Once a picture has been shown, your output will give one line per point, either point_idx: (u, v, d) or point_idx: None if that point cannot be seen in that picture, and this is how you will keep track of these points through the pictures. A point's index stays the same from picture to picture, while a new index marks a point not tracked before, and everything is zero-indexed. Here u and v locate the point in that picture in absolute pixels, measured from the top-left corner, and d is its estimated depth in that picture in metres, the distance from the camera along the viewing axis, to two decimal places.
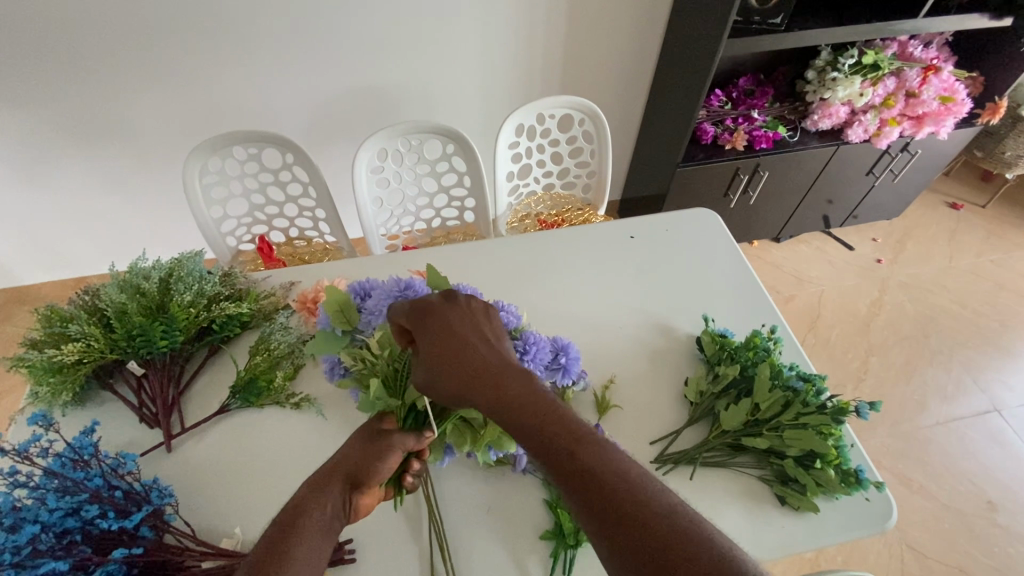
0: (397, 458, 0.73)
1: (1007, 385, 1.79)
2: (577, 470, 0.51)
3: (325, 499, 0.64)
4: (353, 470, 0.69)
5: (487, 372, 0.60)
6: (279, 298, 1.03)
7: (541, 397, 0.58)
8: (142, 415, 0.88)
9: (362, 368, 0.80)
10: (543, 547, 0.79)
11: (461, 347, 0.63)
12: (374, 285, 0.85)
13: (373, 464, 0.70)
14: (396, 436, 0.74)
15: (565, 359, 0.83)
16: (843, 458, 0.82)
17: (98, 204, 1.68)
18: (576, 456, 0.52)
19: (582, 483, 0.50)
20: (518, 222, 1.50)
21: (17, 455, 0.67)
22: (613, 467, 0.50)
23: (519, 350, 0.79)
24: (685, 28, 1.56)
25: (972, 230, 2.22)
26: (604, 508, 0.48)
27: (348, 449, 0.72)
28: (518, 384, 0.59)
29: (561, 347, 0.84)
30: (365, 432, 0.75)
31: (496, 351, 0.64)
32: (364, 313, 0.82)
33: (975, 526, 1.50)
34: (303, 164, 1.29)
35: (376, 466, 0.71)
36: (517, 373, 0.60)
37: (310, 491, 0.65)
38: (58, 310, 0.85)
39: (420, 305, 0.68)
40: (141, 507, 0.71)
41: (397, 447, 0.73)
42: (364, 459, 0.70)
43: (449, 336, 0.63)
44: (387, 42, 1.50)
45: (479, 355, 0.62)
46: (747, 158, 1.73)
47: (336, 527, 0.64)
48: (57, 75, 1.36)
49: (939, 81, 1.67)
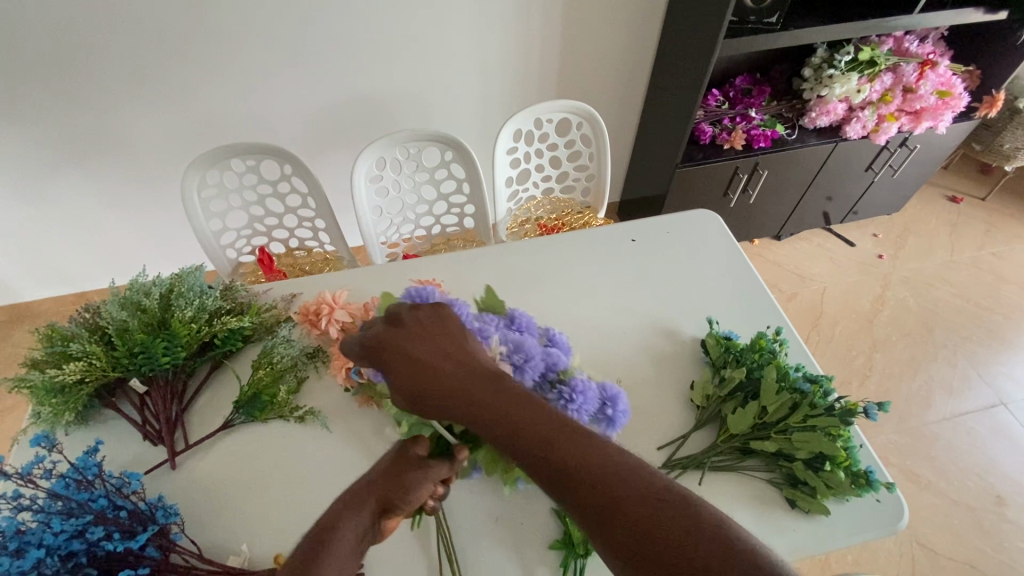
0: (429, 488, 0.68)
1: (1013, 378, 1.79)
2: (560, 473, 0.51)
3: (353, 522, 0.63)
4: (385, 494, 0.66)
5: (460, 387, 0.59)
6: (281, 310, 1.02)
7: (519, 400, 0.56)
8: (145, 432, 0.87)
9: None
10: (554, 558, 0.79)
11: (428, 366, 0.61)
12: (429, 295, 0.77)
13: (403, 492, 0.66)
14: (431, 467, 0.69)
15: (612, 412, 0.76)
16: (852, 459, 0.80)
17: (97, 219, 1.68)
18: (564, 463, 0.51)
19: (576, 493, 0.49)
20: (518, 228, 1.49)
21: (20, 478, 0.66)
22: (594, 466, 0.50)
23: (564, 397, 0.74)
24: (680, 29, 1.56)
25: (973, 223, 2.22)
26: (601, 515, 0.48)
27: (380, 471, 0.68)
28: (492, 394, 0.57)
29: (610, 397, 0.76)
30: (399, 453, 0.70)
31: (463, 360, 0.62)
32: None
33: (986, 522, 1.49)
34: (302, 175, 1.28)
35: (406, 496, 0.66)
36: (487, 383, 0.59)
37: (340, 509, 0.65)
38: (59, 329, 0.85)
39: (370, 338, 0.65)
40: (146, 526, 0.70)
41: (430, 477, 0.68)
42: (393, 487, 0.67)
43: (409, 363, 0.61)
44: (383, 50, 1.50)
45: (446, 372, 0.60)
46: (745, 157, 1.73)
47: (362, 549, 0.64)
48: (55, 91, 1.36)
49: (936, 77, 1.68)
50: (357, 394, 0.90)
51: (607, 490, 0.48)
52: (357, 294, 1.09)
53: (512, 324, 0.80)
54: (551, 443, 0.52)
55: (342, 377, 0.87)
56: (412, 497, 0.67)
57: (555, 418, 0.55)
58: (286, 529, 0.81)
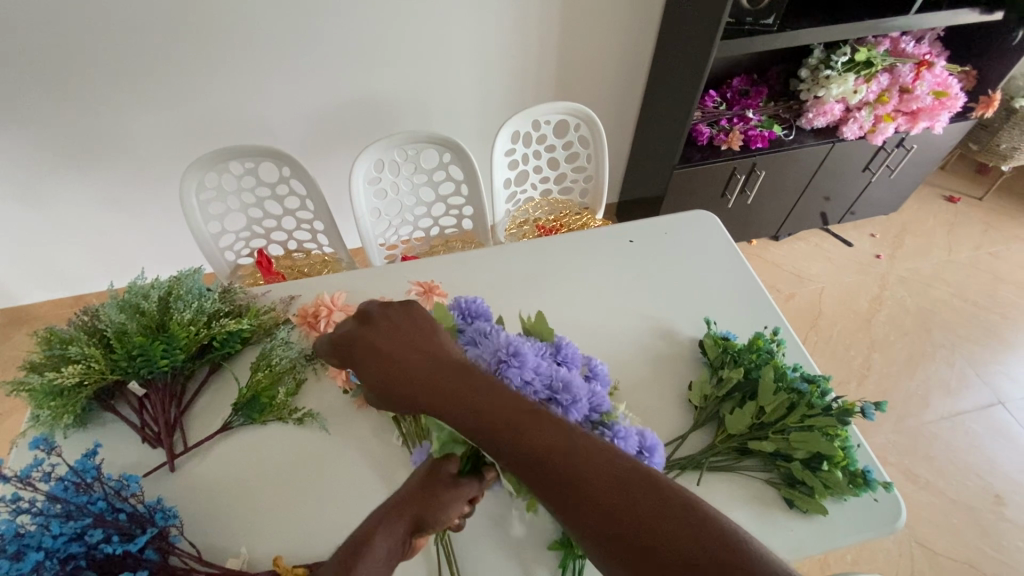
0: (461, 508, 0.69)
1: (1011, 377, 1.79)
2: (523, 458, 0.51)
3: (386, 542, 0.65)
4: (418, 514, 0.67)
5: (425, 376, 0.59)
6: (279, 313, 1.02)
7: (484, 386, 0.57)
8: (145, 435, 0.87)
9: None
10: (553, 559, 0.79)
11: (394, 359, 0.61)
12: (482, 312, 0.78)
13: (436, 514, 0.67)
14: (465, 488, 0.69)
15: (649, 462, 0.67)
16: (850, 459, 0.81)
17: (96, 222, 1.68)
18: (526, 442, 0.51)
19: (538, 473, 0.50)
20: (516, 228, 1.49)
21: (19, 481, 0.66)
22: (555, 448, 0.50)
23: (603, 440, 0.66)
24: (678, 30, 1.56)
25: (970, 223, 2.23)
26: (562, 493, 0.48)
27: (414, 489, 0.69)
28: (456, 381, 0.58)
29: (649, 445, 0.68)
30: (431, 470, 0.70)
31: (428, 351, 0.62)
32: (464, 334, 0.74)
33: (984, 521, 1.50)
34: (300, 177, 1.29)
35: (440, 518, 0.67)
36: (452, 373, 0.59)
37: (372, 525, 0.66)
38: (58, 332, 0.85)
39: (341, 336, 0.67)
40: (144, 529, 0.70)
41: (463, 495, 0.69)
42: (427, 506, 0.67)
43: (377, 358, 0.62)
44: (381, 53, 1.50)
45: (411, 362, 0.60)
46: (742, 158, 1.73)
47: (393, 565, 0.66)
48: (54, 94, 1.37)
49: (932, 77, 1.69)
50: (356, 396, 0.90)
51: (568, 467, 0.48)
52: (356, 296, 1.09)
53: (558, 354, 0.74)
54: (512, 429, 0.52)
55: (341, 380, 0.87)
56: (448, 517, 0.67)
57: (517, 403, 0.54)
58: (285, 531, 0.81)
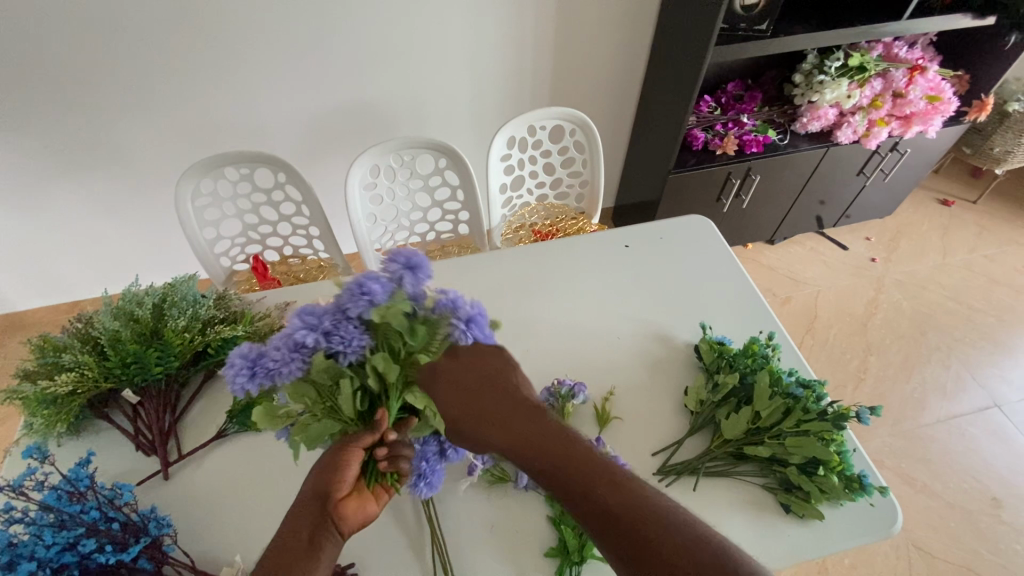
0: (356, 457, 0.66)
1: (1007, 380, 1.80)
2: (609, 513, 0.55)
3: (306, 529, 0.61)
4: (319, 486, 0.64)
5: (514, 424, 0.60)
6: (274, 320, 0.99)
7: (576, 450, 0.59)
8: (138, 443, 0.86)
9: (317, 409, 0.65)
10: (548, 566, 0.78)
11: (486, 400, 0.62)
12: (252, 352, 0.62)
13: (334, 475, 0.64)
14: (350, 438, 0.66)
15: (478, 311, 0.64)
16: (846, 464, 0.81)
17: (92, 228, 1.67)
18: (616, 509, 0.54)
19: (626, 533, 0.53)
20: (513, 233, 1.52)
21: (13, 490, 0.65)
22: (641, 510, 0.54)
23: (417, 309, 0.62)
24: (672, 36, 1.57)
25: (964, 226, 2.24)
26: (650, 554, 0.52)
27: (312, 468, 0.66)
28: (549, 432, 0.60)
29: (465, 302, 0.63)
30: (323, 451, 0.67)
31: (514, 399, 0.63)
32: (268, 378, 0.61)
33: (981, 523, 1.50)
34: (295, 183, 1.28)
35: (338, 476, 0.64)
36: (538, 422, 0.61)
37: (291, 520, 0.63)
38: (51, 340, 0.85)
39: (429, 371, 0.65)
40: (138, 538, 0.70)
41: (352, 447, 0.66)
42: (322, 474, 0.65)
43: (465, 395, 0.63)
44: (377, 59, 1.51)
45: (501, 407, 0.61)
46: (737, 162, 1.74)
47: (328, 547, 0.62)
48: (51, 103, 1.37)
49: (925, 82, 1.68)
50: None
51: (668, 551, 0.52)
52: None
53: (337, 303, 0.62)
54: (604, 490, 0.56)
55: None
56: (343, 473, 0.65)
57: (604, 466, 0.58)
58: None
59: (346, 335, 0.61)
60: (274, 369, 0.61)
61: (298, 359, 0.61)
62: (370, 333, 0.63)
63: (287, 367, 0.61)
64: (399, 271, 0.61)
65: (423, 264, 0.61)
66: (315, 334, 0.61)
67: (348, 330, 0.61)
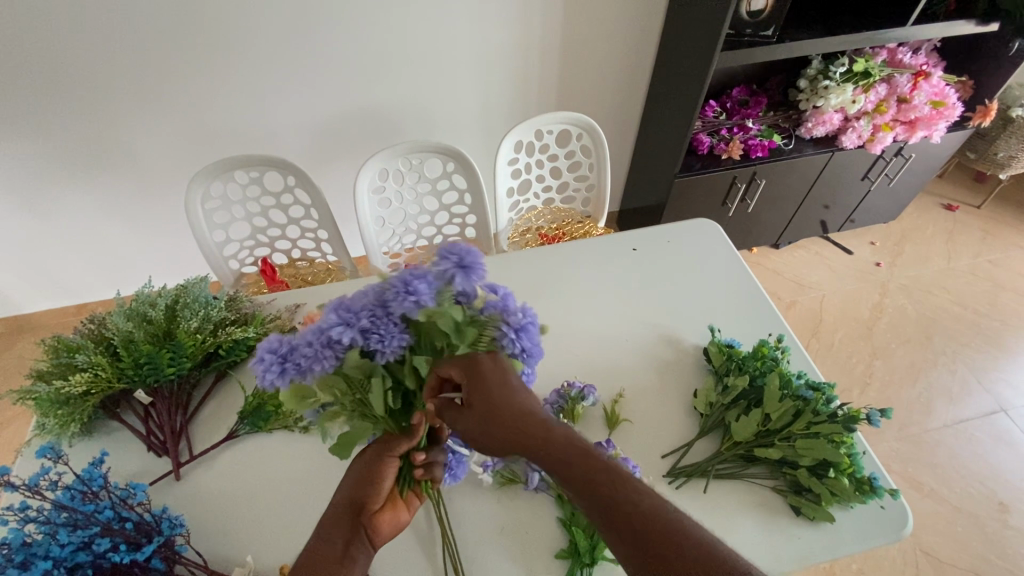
0: (391, 468, 0.70)
1: (1013, 384, 1.79)
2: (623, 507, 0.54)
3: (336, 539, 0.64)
4: (354, 498, 0.67)
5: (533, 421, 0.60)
6: (285, 321, 1.02)
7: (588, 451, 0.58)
8: (150, 443, 0.87)
9: (349, 402, 0.68)
10: (559, 567, 0.78)
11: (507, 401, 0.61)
12: (283, 347, 0.63)
13: (370, 487, 0.68)
14: (387, 445, 0.70)
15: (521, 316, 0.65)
16: (856, 466, 0.81)
17: (101, 231, 1.68)
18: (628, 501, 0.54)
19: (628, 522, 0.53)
20: (519, 237, 1.52)
21: (28, 489, 0.65)
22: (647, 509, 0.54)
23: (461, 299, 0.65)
24: (677, 41, 1.58)
25: (969, 230, 2.24)
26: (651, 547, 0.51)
27: (347, 479, 0.70)
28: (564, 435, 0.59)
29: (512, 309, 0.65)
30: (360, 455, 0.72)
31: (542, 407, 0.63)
32: (300, 373, 0.63)
33: (989, 528, 1.49)
34: (304, 186, 1.29)
35: (373, 487, 0.68)
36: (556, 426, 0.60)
37: (322, 529, 0.66)
38: (65, 340, 0.85)
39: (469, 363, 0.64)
40: (152, 538, 0.70)
41: (388, 457, 0.70)
42: (358, 484, 0.69)
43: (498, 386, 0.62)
44: (385, 64, 1.52)
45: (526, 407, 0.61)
46: (742, 167, 1.75)
47: (358, 554, 0.65)
48: (63, 106, 1.38)
49: (929, 87, 1.71)
50: None
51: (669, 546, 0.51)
52: None
53: (378, 297, 0.64)
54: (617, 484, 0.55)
55: None
56: (378, 485, 0.69)
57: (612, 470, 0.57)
58: (291, 539, 0.81)
59: (384, 333, 0.63)
60: (306, 364, 0.62)
61: (330, 354, 0.62)
62: (409, 331, 0.65)
63: (320, 363, 0.62)
64: (452, 271, 0.61)
65: (479, 263, 0.62)
66: (353, 331, 0.62)
67: (388, 329, 0.63)
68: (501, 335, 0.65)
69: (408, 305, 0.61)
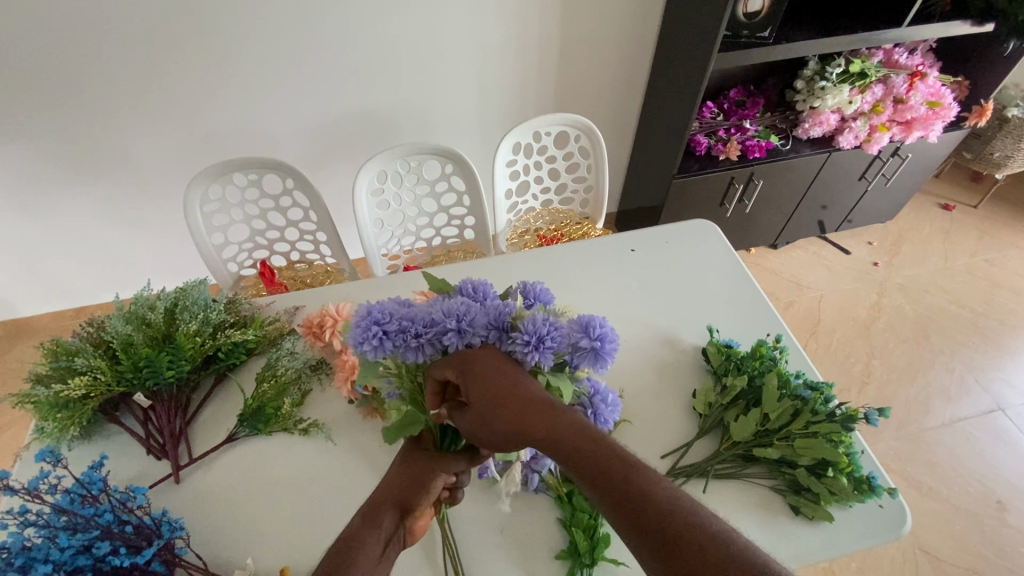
0: (441, 481, 0.73)
1: (1010, 383, 1.80)
2: (625, 492, 0.54)
3: (377, 533, 0.66)
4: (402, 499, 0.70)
5: (534, 413, 0.61)
6: (284, 324, 1.03)
7: (592, 438, 0.59)
8: (149, 447, 0.87)
9: (408, 386, 0.73)
10: (559, 567, 0.79)
11: (505, 398, 0.62)
12: (389, 320, 0.66)
13: (418, 492, 0.71)
14: (443, 461, 0.73)
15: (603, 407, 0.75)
16: (854, 465, 0.82)
17: (99, 234, 1.68)
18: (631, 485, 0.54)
19: (630, 503, 0.53)
20: (518, 238, 1.51)
21: (28, 492, 0.65)
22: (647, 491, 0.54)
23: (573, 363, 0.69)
24: (674, 43, 1.59)
25: (966, 230, 2.25)
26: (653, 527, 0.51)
27: (395, 477, 0.72)
28: (567, 423, 0.60)
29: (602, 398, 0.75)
30: (407, 454, 0.75)
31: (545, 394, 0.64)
32: (389, 350, 0.66)
33: (987, 527, 1.50)
34: (303, 189, 1.29)
35: (422, 492, 0.71)
36: (561, 412, 0.61)
37: (364, 520, 0.67)
38: (64, 344, 0.85)
39: (464, 361, 0.65)
40: (151, 542, 0.70)
41: (442, 470, 0.72)
42: (407, 487, 0.71)
43: (496, 381, 0.63)
44: (383, 66, 1.52)
45: (526, 400, 0.62)
46: (740, 167, 1.75)
47: (391, 554, 0.67)
48: (61, 110, 1.38)
49: (925, 87, 1.71)
50: (363, 405, 0.91)
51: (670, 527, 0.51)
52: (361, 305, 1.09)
53: (498, 324, 0.67)
54: (621, 472, 0.55)
55: (346, 390, 0.89)
56: (428, 494, 0.71)
57: (613, 455, 0.57)
58: (291, 542, 0.81)
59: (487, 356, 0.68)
60: (403, 346, 0.65)
61: (430, 348, 0.66)
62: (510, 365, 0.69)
63: (411, 352, 0.66)
64: (586, 348, 0.67)
65: (611, 357, 0.68)
66: (462, 342, 0.66)
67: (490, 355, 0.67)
68: (575, 404, 0.75)
69: (526, 354, 0.65)
